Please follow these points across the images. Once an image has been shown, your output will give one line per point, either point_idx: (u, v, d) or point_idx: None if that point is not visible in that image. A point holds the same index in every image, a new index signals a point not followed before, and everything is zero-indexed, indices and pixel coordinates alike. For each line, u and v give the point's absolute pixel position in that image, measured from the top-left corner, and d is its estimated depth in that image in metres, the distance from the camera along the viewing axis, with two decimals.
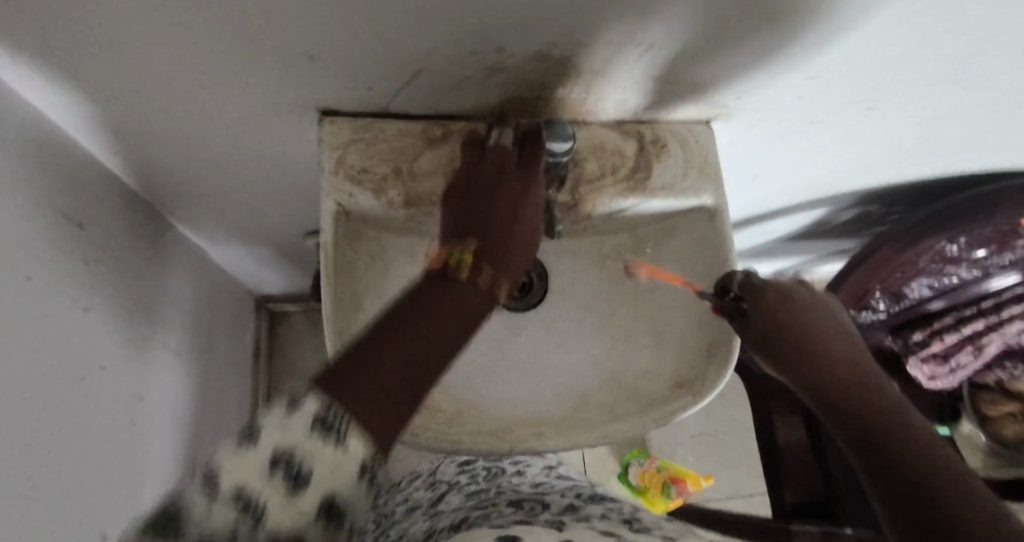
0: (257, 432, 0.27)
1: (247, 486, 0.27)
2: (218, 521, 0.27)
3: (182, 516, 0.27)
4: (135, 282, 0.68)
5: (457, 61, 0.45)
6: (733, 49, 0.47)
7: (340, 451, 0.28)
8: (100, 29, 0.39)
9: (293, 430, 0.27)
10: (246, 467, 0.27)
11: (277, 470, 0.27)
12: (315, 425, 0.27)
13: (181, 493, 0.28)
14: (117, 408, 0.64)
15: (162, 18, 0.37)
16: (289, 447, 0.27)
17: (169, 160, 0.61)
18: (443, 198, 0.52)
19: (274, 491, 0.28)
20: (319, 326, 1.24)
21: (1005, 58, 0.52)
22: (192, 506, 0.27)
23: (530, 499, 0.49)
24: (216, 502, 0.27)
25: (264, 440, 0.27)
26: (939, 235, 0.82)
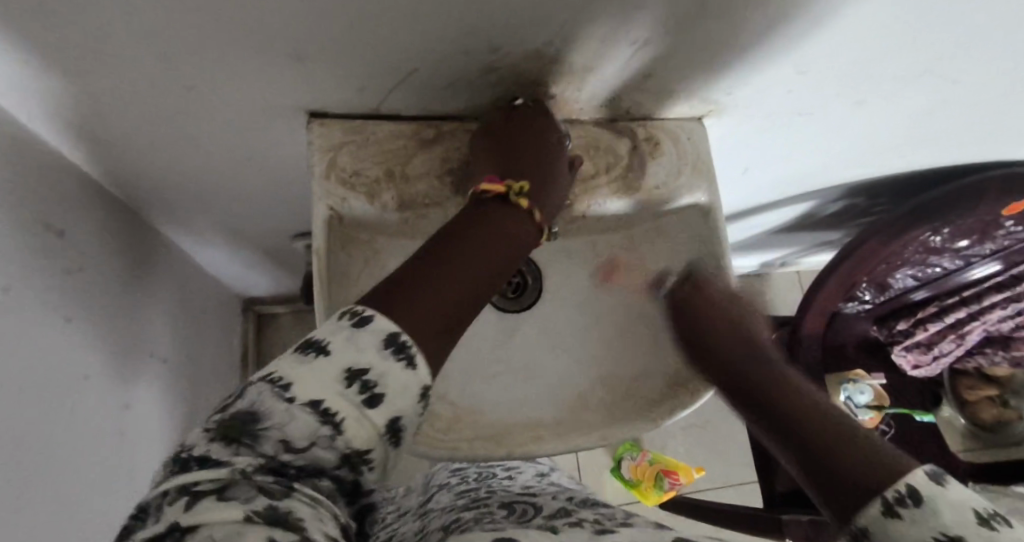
0: (327, 349, 0.30)
1: (319, 401, 0.28)
2: (280, 441, 0.27)
3: (237, 436, 0.27)
4: (118, 289, 0.67)
5: (451, 61, 0.45)
6: (723, 46, 0.47)
7: (410, 370, 0.31)
8: (81, 33, 0.37)
9: (366, 345, 0.30)
10: (315, 382, 0.28)
11: (348, 387, 0.29)
12: (389, 344, 0.30)
13: (233, 416, 0.28)
14: (103, 419, 0.63)
15: (146, 21, 0.36)
16: (362, 363, 0.29)
17: (153, 165, 0.60)
18: (437, 201, 0.52)
19: (343, 413, 0.28)
20: (307, 327, 1.22)
21: (991, 52, 0.53)
22: (248, 424, 0.27)
23: (521, 501, 0.48)
24: (282, 415, 0.27)
25: (336, 360, 0.29)
26: (924, 226, 0.82)
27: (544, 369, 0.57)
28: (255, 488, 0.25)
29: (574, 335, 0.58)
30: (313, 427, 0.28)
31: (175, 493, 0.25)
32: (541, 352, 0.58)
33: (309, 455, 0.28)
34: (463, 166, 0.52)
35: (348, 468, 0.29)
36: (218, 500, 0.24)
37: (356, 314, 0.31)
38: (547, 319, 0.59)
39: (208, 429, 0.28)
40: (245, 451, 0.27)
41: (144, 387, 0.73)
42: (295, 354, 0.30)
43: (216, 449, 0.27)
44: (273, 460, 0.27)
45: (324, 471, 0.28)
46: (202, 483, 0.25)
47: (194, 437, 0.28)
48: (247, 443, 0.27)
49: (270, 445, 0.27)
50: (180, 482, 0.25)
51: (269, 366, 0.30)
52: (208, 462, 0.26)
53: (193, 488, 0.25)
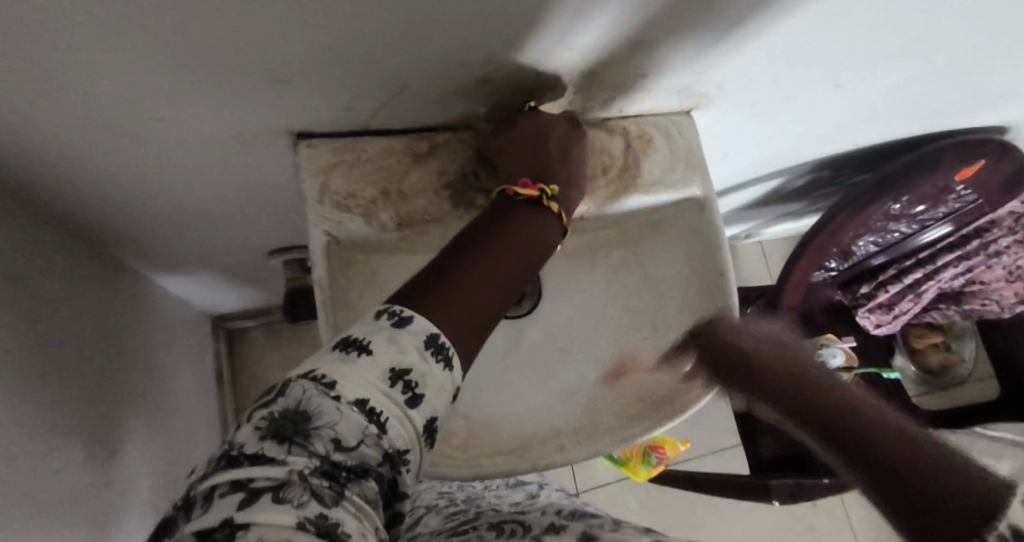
0: (369, 349, 0.31)
1: (365, 400, 0.29)
2: (331, 440, 0.28)
3: (288, 434, 0.27)
4: (80, 329, 0.62)
5: (446, 74, 0.43)
6: (712, 45, 0.47)
7: (446, 370, 0.33)
8: (48, 70, 0.35)
9: (407, 346, 0.31)
10: (360, 381, 0.29)
11: (391, 386, 0.30)
12: (429, 344, 0.32)
13: (284, 413, 0.28)
14: (81, 475, 0.59)
15: (123, 53, 0.34)
16: (404, 363, 0.31)
17: (119, 189, 0.55)
18: (438, 216, 0.51)
19: (386, 412, 0.30)
20: (281, 340, 1.17)
21: (961, 35, 0.54)
22: (300, 423, 0.28)
23: (510, 520, 0.48)
24: (333, 413, 0.28)
25: (382, 357, 0.30)
26: (886, 196, 0.86)
27: (553, 374, 0.57)
28: (308, 491, 0.26)
29: (578, 337, 0.58)
30: (362, 425, 0.28)
31: (231, 487, 0.25)
32: (547, 356, 0.58)
33: (356, 454, 0.28)
34: (461, 179, 0.52)
35: (388, 467, 0.30)
36: (275, 501, 0.25)
37: (394, 314, 0.33)
38: (552, 322, 0.59)
39: (258, 426, 0.28)
40: (298, 451, 0.27)
41: (121, 427, 0.69)
42: (335, 352, 0.31)
43: (268, 447, 0.27)
44: (325, 459, 0.27)
45: (369, 471, 0.29)
46: (258, 481, 0.25)
47: (243, 433, 0.28)
48: (299, 442, 0.27)
49: (321, 444, 0.28)
50: (234, 476, 0.26)
51: (310, 363, 0.31)
52: (261, 459, 0.26)
53: (249, 484, 0.25)
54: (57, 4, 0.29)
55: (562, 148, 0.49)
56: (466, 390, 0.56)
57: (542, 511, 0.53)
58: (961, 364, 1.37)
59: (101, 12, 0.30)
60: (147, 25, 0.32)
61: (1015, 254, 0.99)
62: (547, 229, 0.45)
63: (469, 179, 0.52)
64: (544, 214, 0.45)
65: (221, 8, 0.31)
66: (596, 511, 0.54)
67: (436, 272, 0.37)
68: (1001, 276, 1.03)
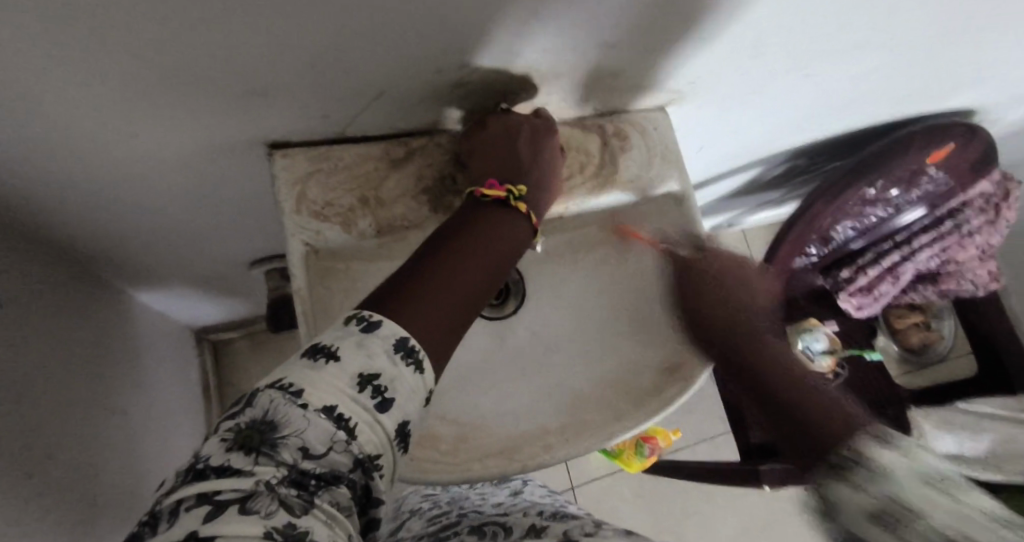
0: (337, 356, 0.31)
1: (333, 407, 0.29)
2: (299, 448, 0.28)
3: (255, 445, 0.28)
4: (58, 350, 0.61)
5: (419, 80, 0.43)
6: (684, 40, 0.47)
7: (417, 374, 0.33)
8: (12, 93, 0.34)
9: (376, 351, 0.32)
10: (327, 388, 0.30)
11: (360, 392, 0.30)
12: (398, 348, 0.33)
13: (250, 424, 0.28)
14: (67, 498, 0.58)
15: (90, 72, 0.34)
16: (373, 368, 0.31)
17: (94, 207, 0.55)
18: (416, 221, 0.51)
19: (356, 417, 0.30)
20: (265, 349, 1.16)
21: (923, 23, 0.55)
22: (267, 433, 0.28)
23: (489, 523, 0.50)
24: (299, 421, 0.28)
25: (350, 363, 0.31)
26: (863, 181, 0.87)
27: (539, 373, 0.57)
28: (277, 501, 0.26)
29: (562, 335, 0.59)
30: (330, 432, 0.29)
31: (197, 500, 0.25)
32: (533, 356, 0.58)
33: (326, 461, 0.29)
34: (438, 184, 0.51)
35: (360, 473, 0.30)
36: (241, 512, 0.25)
37: (363, 320, 0.33)
38: (536, 322, 0.59)
39: (225, 438, 0.28)
40: (265, 460, 0.27)
41: (105, 446, 0.68)
42: (304, 360, 0.31)
43: (234, 458, 0.27)
44: (293, 468, 0.28)
45: (340, 477, 0.29)
46: (225, 493, 0.25)
47: (209, 445, 0.28)
48: (266, 452, 0.28)
49: (289, 453, 0.28)
50: (199, 489, 0.26)
51: (278, 373, 0.31)
52: (227, 471, 0.26)
53: (216, 496, 0.25)
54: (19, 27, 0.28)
55: (533, 146, 0.49)
56: (453, 393, 0.56)
57: (523, 512, 0.54)
58: (940, 342, 1.39)
59: (64, 34, 0.30)
60: (113, 42, 0.32)
61: (984, 233, 1.03)
62: (517, 230, 0.45)
63: (446, 183, 0.52)
64: (513, 215, 0.45)
65: (189, 23, 0.31)
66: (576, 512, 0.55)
67: (410, 275, 0.37)
68: (974, 255, 1.06)
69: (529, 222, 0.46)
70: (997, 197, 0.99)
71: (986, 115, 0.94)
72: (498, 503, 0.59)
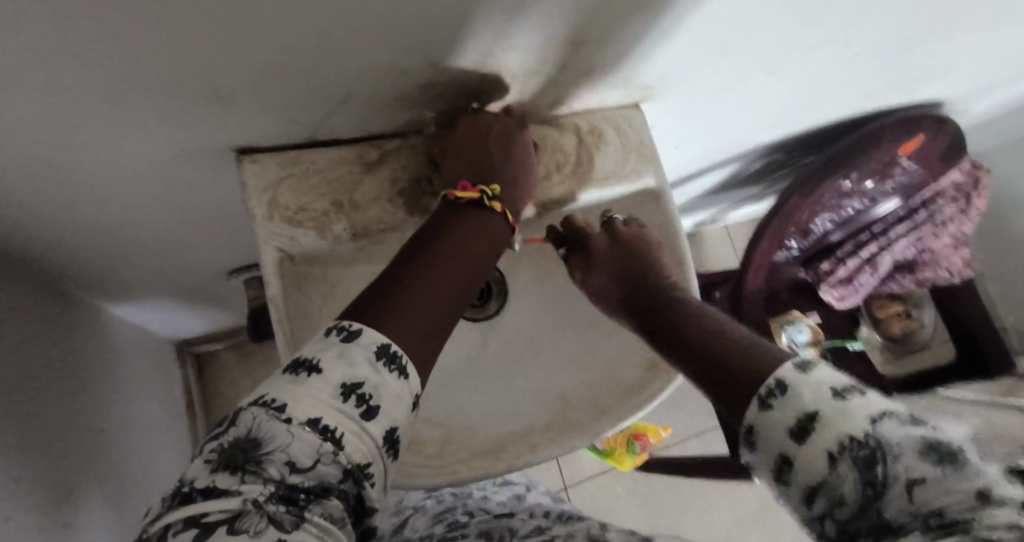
0: (319, 368, 0.31)
1: (317, 418, 0.29)
2: (285, 464, 0.27)
3: (240, 463, 0.27)
4: (32, 370, 0.60)
5: (389, 81, 0.43)
6: (653, 37, 0.47)
7: (401, 379, 0.33)
8: None
9: (357, 360, 0.31)
10: (310, 400, 0.29)
11: (344, 401, 0.30)
12: (380, 355, 0.32)
13: (234, 443, 0.28)
14: (44, 519, 0.57)
15: (49, 86, 0.34)
16: (355, 377, 0.31)
17: (61, 222, 0.53)
18: (392, 224, 0.51)
19: (341, 427, 0.29)
20: (250, 361, 1.14)
21: (887, 16, 0.56)
22: (251, 450, 0.27)
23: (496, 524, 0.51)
24: (284, 435, 0.28)
25: (332, 373, 0.31)
26: (838, 174, 0.88)
27: (522, 372, 0.57)
28: (266, 519, 0.25)
29: (545, 335, 0.59)
30: (316, 444, 0.28)
31: (185, 524, 0.25)
32: (517, 355, 0.58)
33: (314, 474, 0.28)
34: (413, 185, 0.51)
35: (351, 483, 0.29)
36: (229, 532, 0.24)
37: (343, 330, 0.33)
38: (518, 322, 0.59)
39: (209, 459, 0.27)
40: (251, 479, 0.27)
41: (85, 466, 0.67)
42: (285, 375, 0.31)
43: (220, 478, 0.26)
44: (281, 483, 0.27)
45: (331, 489, 0.28)
46: (212, 514, 0.25)
47: (194, 468, 0.27)
48: (252, 470, 0.27)
49: (275, 469, 0.27)
50: (186, 513, 0.25)
51: (260, 391, 0.31)
52: (213, 492, 0.26)
53: (204, 518, 0.25)
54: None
55: (507, 146, 0.49)
56: (438, 396, 0.55)
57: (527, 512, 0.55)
58: (922, 330, 1.41)
59: (21, 50, 0.29)
60: (66, 52, 0.31)
61: (955, 222, 1.05)
62: (497, 229, 0.45)
63: (422, 184, 0.51)
64: (488, 215, 0.45)
65: (147, 31, 0.30)
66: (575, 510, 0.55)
67: (387, 281, 0.37)
68: (948, 244, 1.08)
69: (505, 220, 0.47)
70: (967, 186, 1.01)
71: (953, 106, 0.96)
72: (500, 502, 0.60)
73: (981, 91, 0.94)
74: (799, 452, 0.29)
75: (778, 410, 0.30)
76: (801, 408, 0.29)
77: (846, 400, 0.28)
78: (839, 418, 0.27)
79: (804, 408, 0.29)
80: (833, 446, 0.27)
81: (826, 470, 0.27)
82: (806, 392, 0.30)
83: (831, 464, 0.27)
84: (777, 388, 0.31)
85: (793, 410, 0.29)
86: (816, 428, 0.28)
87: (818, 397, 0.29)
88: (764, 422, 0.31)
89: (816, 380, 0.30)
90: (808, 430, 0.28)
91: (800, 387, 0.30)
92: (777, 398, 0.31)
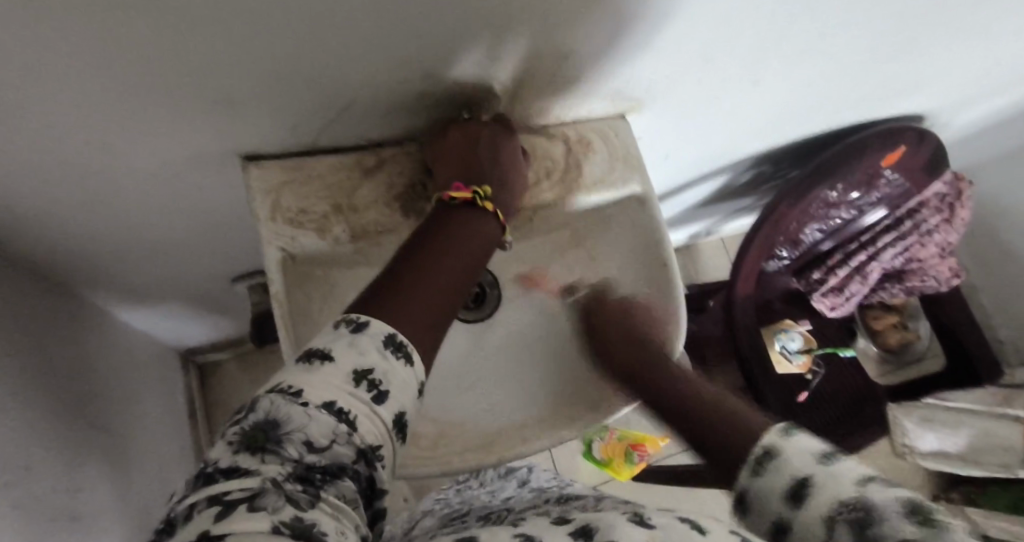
0: (331, 356, 0.33)
1: (333, 402, 0.31)
2: (303, 444, 0.30)
3: (261, 444, 0.29)
4: (39, 371, 0.62)
5: (385, 91, 0.46)
6: (632, 50, 0.50)
7: (408, 366, 0.35)
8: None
9: (366, 348, 0.34)
10: (324, 385, 0.32)
11: (356, 386, 0.32)
12: (387, 344, 0.35)
13: (255, 426, 0.30)
14: (51, 515, 0.60)
15: (69, 93, 0.37)
16: (366, 364, 0.33)
17: (75, 224, 0.56)
18: (390, 226, 0.54)
19: (355, 410, 0.32)
20: (253, 371, 1.16)
21: (858, 31, 0.59)
22: (271, 431, 0.30)
23: (496, 511, 0.53)
24: (302, 417, 0.30)
25: (344, 362, 0.33)
26: (823, 185, 0.91)
27: (515, 370, 0.59)
28: (284, 497, 0.27)
29: (537, 335, 0.61)
30: (332, 425, 0.31)
31: (208, 502, 0.27)
32: (509, 354, 0.60)
33: (330, 454, 0.30)
34: (411, 190, 0.54)
35: (363, 464, 0.32)
36: (251, 509, 0.26)
37: (351, 321, 0.35)
38: (512, 323, 0.61)
39: (231, 441, 0.30)
40: (271, 459, 0.29)
41: (85, 467, 0.69)
42: (299, 364, 0.33)
43: (242, 459, 0.29)
44: (298, 464, 0.29)
45: (345, 470, 0.31)
46: (234, 493, 0.27)
47: (217, 450, 0.30)
48: (272, 450, 0.29)
49: (294, 449, 0.30)
50: (210, 492, 0.27)
51: (276, 379, 0.33)
52: (235, 471, 0.28)
53: (225, 496, 0.27)
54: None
55: (499, 152, 0.52)
56: (434, 394, 0.58)
57: (529, 499, 0.57)
58: (919, 341, 1.43)
59: (46, 59, 0.33)
60: (86, 63, 0.34)
61: (943, 231, 1.06)
62: (494, 231, 0.48)
63: (418, 189, 0.54)
64: (482, 214, 0.48)
65: (160, 45, 0.34)
66: (577, 491, 0.58)
67: (386, 278, 0.40)
68: (936, 252, 1.09)
69: (501, 222, 0.49)
70: (950, 196, 1.02)
71: (935, 118, 0.99)
72: (505, 495, 0.62)
73: (961, 105, 0.97)
74: (799, 515, 0.31)
75: (773, 473, 0.33)
76: (791, 473, 0.32)
77: (834, 465, 0.31)
78: (829, 484, 0.30)
79: (795, 471, 0.32)
80: (826, 509, 0.29)
81: (822, 533, 0.29)
82: (793, 457, 0.33)
83: (827, 525, 0.29)
84: (768, 455, 0.34)
85: (785, 473, 0.32)
86: (809, 492, 0.31)
87: (809, 460, 0.32)
88: (757, 486, 0.34)
89: (798, 444, 0.34)
90: (805, 494, 0.31)
91: (790, 452, 0.33)
92: (770, 463, 0.34)
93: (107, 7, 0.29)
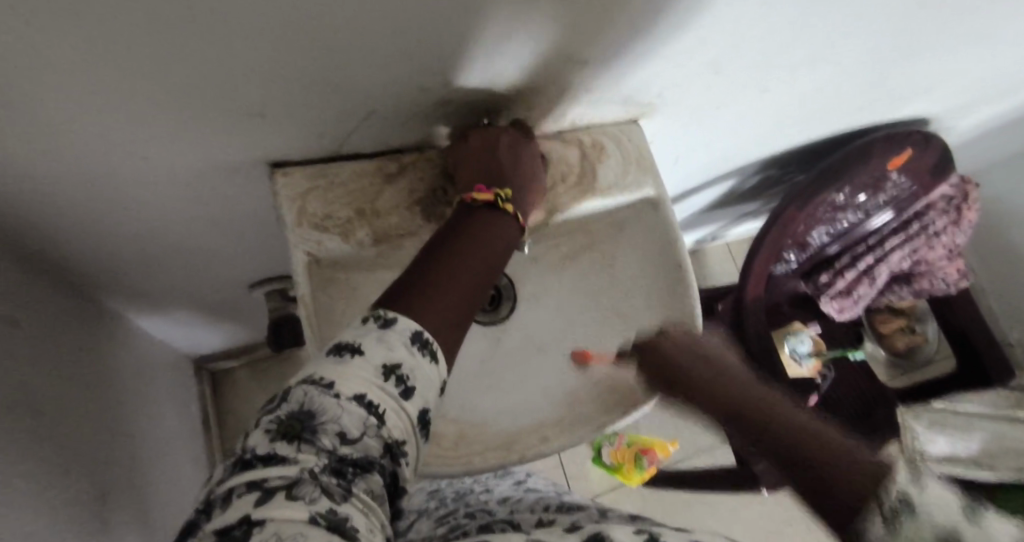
0: (361, 350, 0.34)
1: (363, 395, 0.32)
2: (337, 434, 0.31)
3: (297, 433, 0.30)
4: (60, 377, 0.64)
5: (407, 99, 0.47)
6: (644, 56, 0.51)
7: (432, 363, 0.36)
8: (39, 121, 0.38)
9: (395, 344, 0.35)
10: (355, 378, 0.33)
11: (385, 381, 0.33)
12: (414, 341, 0.36)
13: (290, 415, 0.31)
14: (72, 520, 0.61)
15: (108, 101, 0.38)
16: (395, 359, 0.34)
17: (102, 229, 0.58)
18: (412, 230, 0.55)
19: (383, 404, 0.33)
20: (265, 379, 1.16)
21: (863, 37, 0.61)
22: (307, 421, 0.31)
23: (500, 521, 0.52)
24: (335, 408, 0.31)
25: (375, 356, 0.34)
26: (831, 188, 0.92)
27: (530, 372, 0.60)
28: (319, 488, 0.28)
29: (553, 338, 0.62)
30: (363, 417, 0.32)
31: (248, 487, 0.28)
32: (524, 356, 0.61)
33: (361, 446, 0.31)
34: (431, 195, 0.56)
35: (389, 459, 0.33)
36: (288, 497, 0.27)
37: (380, 318, 0.36)
38: (529, 325, 0.62)
39: (267, 429, 0.30)
40: (307, 448, 0.30)
41: (104, 472, 0.69)
42: (330, 356, 0.34)
43: (279, 446, 0.30)
44: (333, 454, 0.30)
45: (373, 464, 0.31)
46: (273, 480, 0.28)
47: (253, 438, 0.30)
48: (308, 439, 0.30)
49: (328, 439, 0.30)
50: (248, 477, 0.28)
51: (307, 371, 0.34)
52: (273, 458, 0.29)
53: (264, 483, 0.28)
54: (27, 53, 0.31)
55: (515, 156, 0.53)
56: (452, 396, 0.58)
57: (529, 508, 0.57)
58: (927, 344, 1.43)
59: (88, 68, 0.34)
60: (125, 73, 0.35)
61: (950, 233, 1.07)
62: (511, 233, 0.49)
63: (438, 194, 0.56)
64: (501, 217, 0.49)
65: (195, 55, 0.35)
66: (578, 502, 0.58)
67: (413, 277, 0.41)
68: (943, 254, 1.10)
69: (520, 226, 0.51)
70: (957, 199, 1.03)
71: (940, 123, 1.01)
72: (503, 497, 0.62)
73: (966, 109, 0.98)
74: None
75: None
76: None
77: None
78: None
79: None
80: None
81: None
82: None
83: None
84: None
85: None
86: None
87: None
88: None
89: None
90: None
91: None
92: None
93: (149, 20, 0.31)
